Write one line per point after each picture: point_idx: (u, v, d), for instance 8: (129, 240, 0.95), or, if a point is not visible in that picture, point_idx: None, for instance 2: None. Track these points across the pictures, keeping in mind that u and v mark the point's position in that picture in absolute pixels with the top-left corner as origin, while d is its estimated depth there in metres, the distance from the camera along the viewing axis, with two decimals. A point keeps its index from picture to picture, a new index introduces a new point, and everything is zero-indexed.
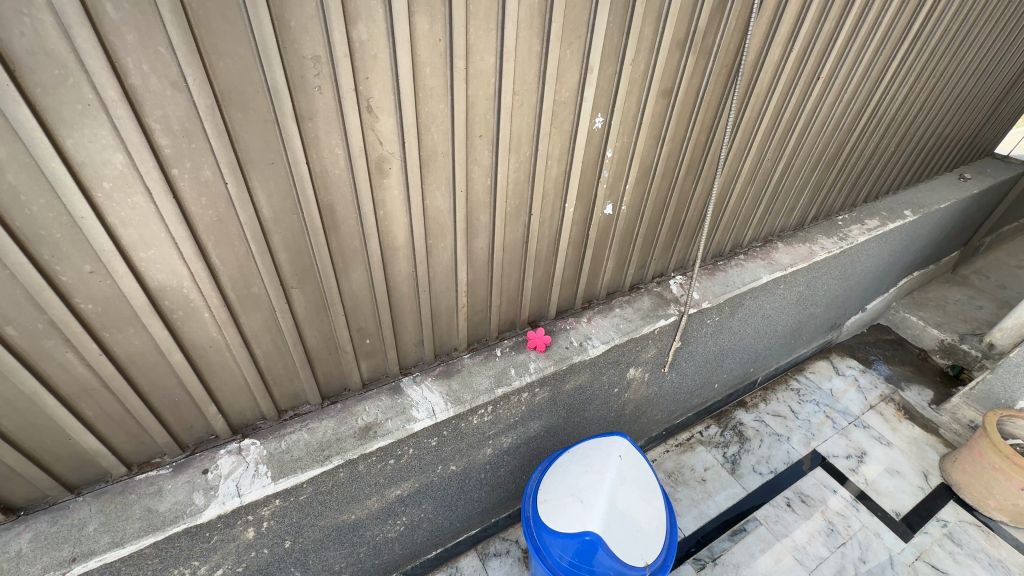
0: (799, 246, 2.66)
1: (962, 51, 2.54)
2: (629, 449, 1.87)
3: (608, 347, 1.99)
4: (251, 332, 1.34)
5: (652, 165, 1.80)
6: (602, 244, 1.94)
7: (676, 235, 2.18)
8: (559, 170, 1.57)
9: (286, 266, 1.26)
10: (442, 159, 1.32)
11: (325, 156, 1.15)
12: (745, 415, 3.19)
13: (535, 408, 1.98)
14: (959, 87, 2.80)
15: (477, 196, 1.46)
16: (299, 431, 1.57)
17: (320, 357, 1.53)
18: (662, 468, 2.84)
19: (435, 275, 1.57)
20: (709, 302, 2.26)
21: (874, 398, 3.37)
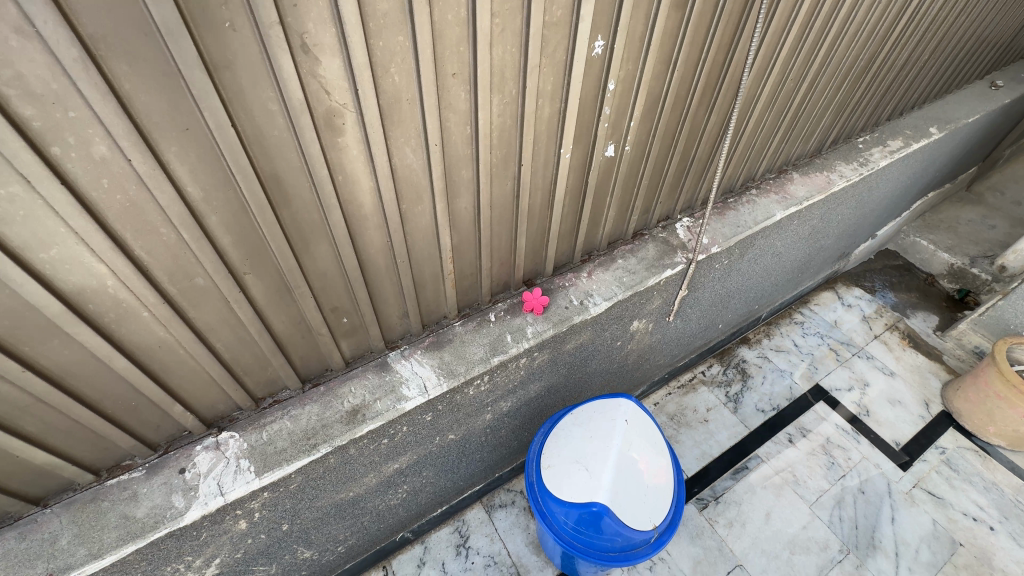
0: (816, 176, 2.42)
1: None
2: (636, 410, 1.77)
3: (611, 303, 1.84)
4: (205, 326, 1.16)
5: (660, 95, 1.53)
6: (603, 191, 1.71)
7: (684, 174, 1.94)
8: (552, 109, 1.31)
9: (232, 251, 1.06)
10: (409, 108, 1.07)
11: (257, 115, 0.91)
12: (748, 352, 3.12)
13: (535, 371, 1.87)
14: None
15: (455, 148, 1.22)
16: (280, 419, 1.45)
17: (293, 341, 1.37)
18: (664, 411, 2.81)
19: (415, 243, 1.37)
20: (720, 247, 2.08)
21: (879, 327, 3.30)
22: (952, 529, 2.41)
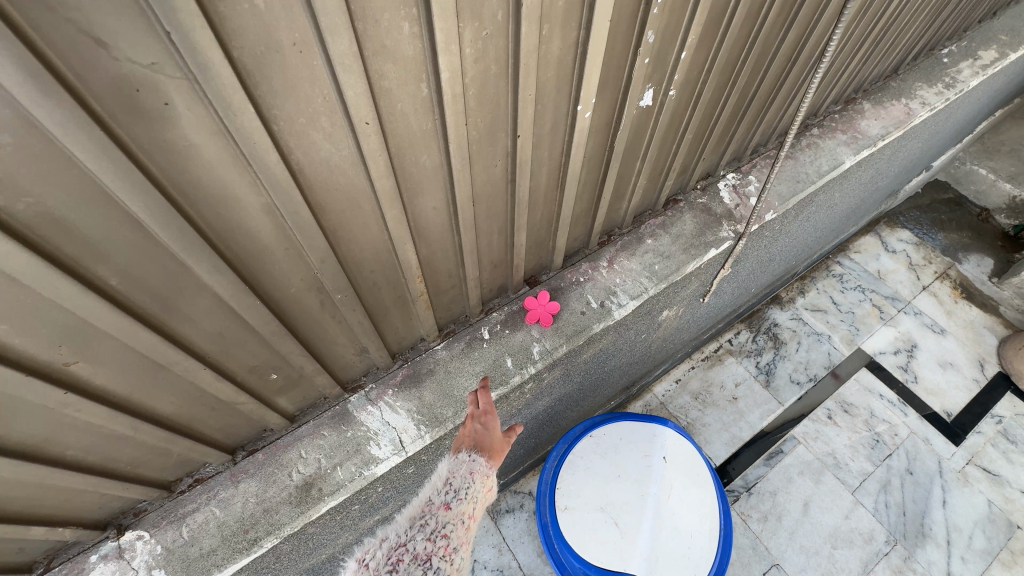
0: (892, 105, 1.88)
1: None
2: (676, 439, 1.42)
3: (640, 303, 1.40)
4: (30, 439, 0.74)
5: (727, 5, 0.98)
6: (632, 156, 1.21)
7: (738, 117, 1.42)
8: (565, 43, 0.79)
9: (23, 340, 0.61)
10: (303, 62, 0.57)
11: None
12: (781, 314, 2.74)
13: (543, 389, 1.47)
14: None
15: (406, 125, 0.72)
16: (205, 507, 1.07)
17: (200, 418, 0.95)
18: (687, 390, 2.48)
19: (362, 267, 0.90)
20: (775, 213, 1.59)
21: (928, 276, 2.89)
22: (1009, 510, 2.17)
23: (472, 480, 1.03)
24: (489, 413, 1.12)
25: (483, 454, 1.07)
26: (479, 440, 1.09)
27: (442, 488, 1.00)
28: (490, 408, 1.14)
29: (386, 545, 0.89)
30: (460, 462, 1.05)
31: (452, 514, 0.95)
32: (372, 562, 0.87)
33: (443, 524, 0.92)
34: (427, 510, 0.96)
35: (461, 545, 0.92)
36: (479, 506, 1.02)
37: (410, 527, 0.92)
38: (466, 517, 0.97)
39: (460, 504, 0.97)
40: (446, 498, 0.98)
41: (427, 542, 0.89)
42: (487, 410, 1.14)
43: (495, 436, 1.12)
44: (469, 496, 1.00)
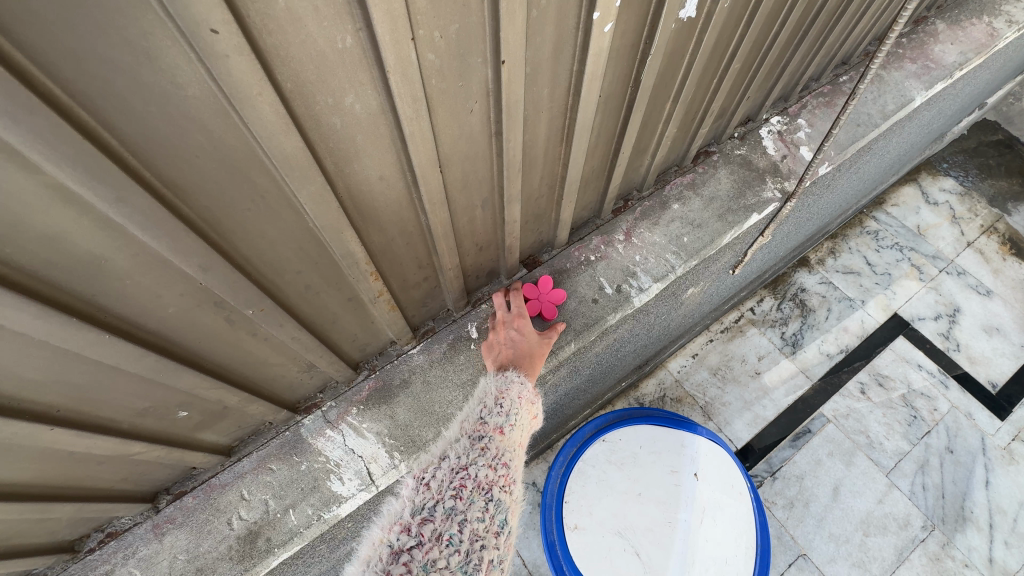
0: (973, 25, 1.52)
1: None
2: (710, 447, 1.18)
3: (665, 285, 1.12)
4: None
5: None
6: (662, 94, 0.90)
7: (795, 40, 1.09)
8: None
9: None
10: None
11: None
12: (808, 278, 2.46)
13: (546, 390, 1.22)
14: None
15: (305, 42, 0.42)
16: (123, 568, 0.84)
17: (87, 478, 0.70)
18: (705, 365, 2.24)
19: (282, 268, 0.62)
20: (830, 166, 1.29)
21: (974, 231, 2.59)
22: None
23: (524, 403, 0.80)
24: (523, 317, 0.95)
25: (525, 356, 0.89)
26: (518, 347, 0.91)
27: (493, 403, 0.77)
28: (525, 312, 0.96)
29: (442, 465, 0.67)
30: (509, 374, 0.82)
31: (511, 439, 0.74)
32: (428, 486, 0.64)
33: (504, 450, 0.71)
34: (483, 427, 0.73)
35: (519, 475, 0.73)
36: (529, 430, 0.81)
37: (469, 445, 0.70)
38: (522, 444, 0.76)
39: (517, 429, 0.76)
40: (503, 416, 0.75)
41: (489, 470, 0.68)
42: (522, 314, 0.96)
43: (535, 339, 0.94)
44: (523, 422, 0.77)
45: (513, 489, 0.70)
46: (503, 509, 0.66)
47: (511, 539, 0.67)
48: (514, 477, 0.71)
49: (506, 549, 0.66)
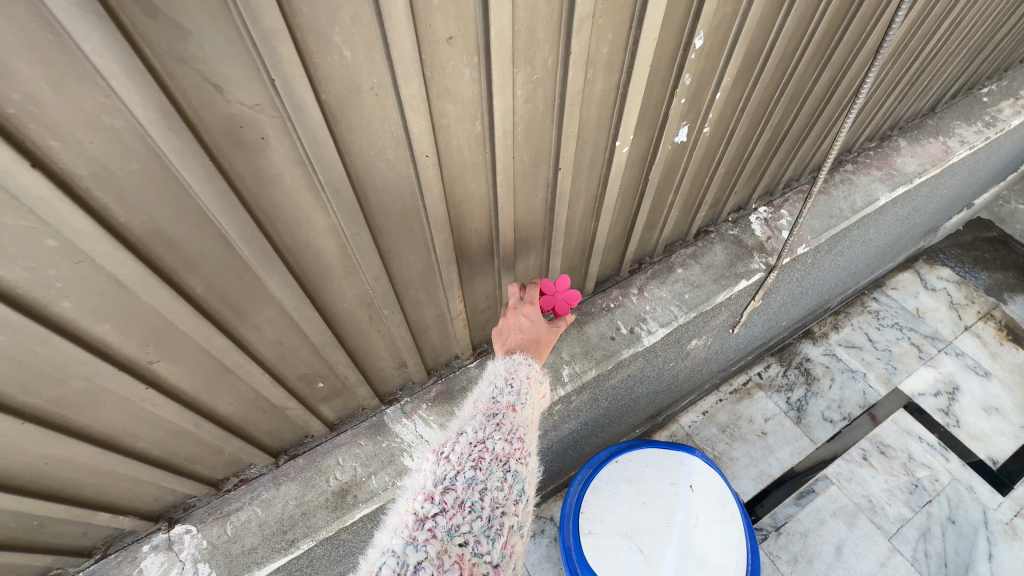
0: (929, 143, 1.88)
1: None
2: (704, 470, 1.41)
3: (669, 330, 1.42)
4: (111, 429, 0.81)
5: (762, 48, 1.03)
6: (665, 188, 1.26)
7: (771, 153, 1.46)
8: (607, 86, 0.85)
9: (119, 341, 0.69)
10: (378, 103, 0.64)
11: (90, 141, 0.49)
12: (813, 349, 2.69)
13: (569, 411, 1.50)
14: None
15: (460, 157, 0.79)
16: (249, 506, 1.13)
17: (252, 421, 1.02)
18: (715, 422, 2.45)
19: (409, 285, 0.97)
20: (807, 246, 1.61)
21: (970, 317, 2.80)
22: None
23: (531, 383, 0.97)
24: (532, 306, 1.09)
25: (532, 343, 1.04)
26: (529, 334, 1.06)
27: (503, 385, 0.94)
28: (535, 302, 1.11)
29: (462, 443, 0.83)
30: (516, 357, 0.99)
31: (520, 417, 0.90)
32: (450, 460, 0.81)
33: (515, 427, 0.87)
34: (495, 411, 0.89)
35: (530, 447, 0.89)
36: (537, 409, 0.97)
37: (484, 427, 0.85)
38: (530, 421, 0.92)
39: (525, 407, 0.92)
40: (511, 399, 0.92)
41: (504, 445, 0.84)
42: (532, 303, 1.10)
43: (543, 326, 1.08)
44: (530, 400, 0.94)
45: (526, 460, 0.86)
46: (517, 478, 0.82)
47: (527, 503, 0.83)
48: (527, 450, 0.87)
49: (523, 511, 0.82)
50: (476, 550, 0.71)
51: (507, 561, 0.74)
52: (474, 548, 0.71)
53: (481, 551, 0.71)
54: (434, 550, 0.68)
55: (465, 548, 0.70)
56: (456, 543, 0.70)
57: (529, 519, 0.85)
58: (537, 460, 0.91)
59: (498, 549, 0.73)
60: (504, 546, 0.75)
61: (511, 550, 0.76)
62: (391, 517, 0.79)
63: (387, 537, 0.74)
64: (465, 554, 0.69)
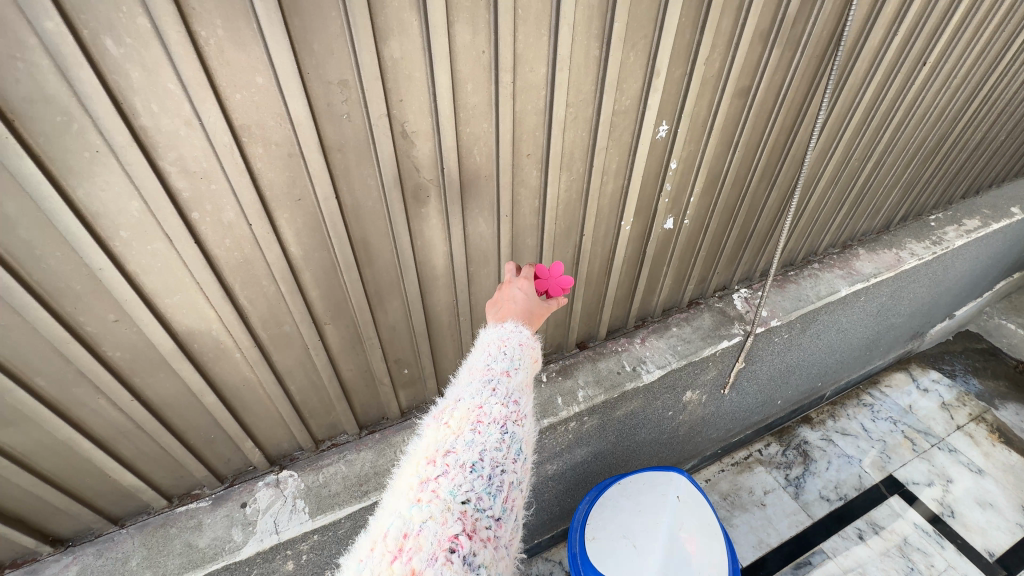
0: (884, 253, 2.36)
1: None
2: (687, 487, 1.75)
3: (665, 372, 1.81)
4: (284, 369, 1.27)
5: (721, 172, 1.58)
6: (660, 261, 1.75)
7: (743, 246, 1.95)
8: (616, 186, 1.39)
9: (319, 303, 1.17)
10: (486, 183, 1.18)
11: (356, 188, 1.03)
12: (811, 433, 2.93)
13: (582, 435, 1.84)
14: None
15: (523, 219, 1.31)
16: (337, 463, 1.51)
17: (357, 390, 1.45)
18: (717, 489, 2.65)
19: (478, 302, 1.45)
20: (779, 320, 2.02)
21: (962, 417, 3.02)
22: None
23: (524, 348, 0.99)
24: (527, 281, 1.15)
25: (525, 313, 1.08)
26: (523, 306, 1.09)
27: (497, 353, 0.96)
28: (530, 279, 1.16)
29: (461, 408, 0.85)
30: (507, 327, 1.02)
31: (516, 381, 0.92)
32: (449, 424, 0.83)
33: (511, 391, 0.90)
34: (491, 376, 0.91)
35: (527, 409, 0.92)
36: (531, 373, 0.99)
37: (481, 393, 0.87)
38: (526, 384, 0.94)
39: (520, 370, 0.94)
40: (506, 365, 0.94)
41: (501, 408, 0.86)
42: (527, 281, 1.16)
43: (536, 301, 1.13)
44: (525, 364, 0.97)
45: (524, 421, 0.89)
46: (516, 438, 0.84)
47: (526, 461, 0.86)
48: (524, 411, 0.89)
49: (523, 469, 0.85)
50: (479, 506, 0.75)
51: (509, 515, 0.78)
52: (475, 504, 0.74)
53: (482, 507, 0.75)
54: (438, 509, 0.72)
55: (467, 504, 0.74)
56: (458, 501, 0.74)
57: (528, 475, 0.88)
58: (534, 419, 0.93)
59: (499, 504, 0.77)
60: (505, 501, 0.78)
61: (512, 505, 0.80)
62: (397, 479, 0.83)
63: (394, 499, 0.78)
64: (468, 510, 0.73)
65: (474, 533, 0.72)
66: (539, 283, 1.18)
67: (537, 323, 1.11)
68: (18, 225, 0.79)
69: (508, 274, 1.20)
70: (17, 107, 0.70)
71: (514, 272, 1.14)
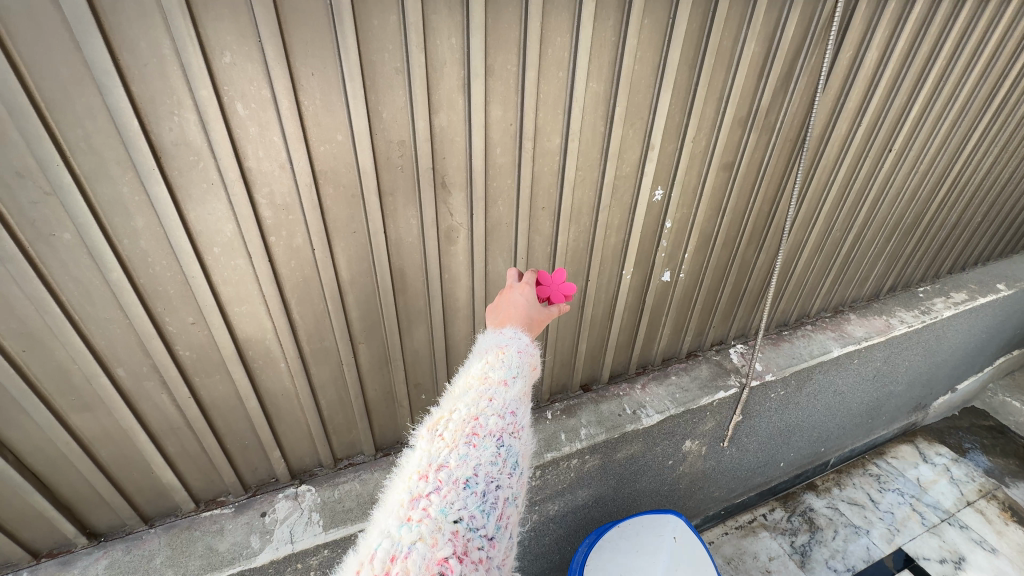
0: (874, 319, 2.52)
1: None
2: (678, 526, 1.89)
3: (663, 417, 1.92)
4: (319, 382, 1.43)
5: (712, 234, 1.79)
6: (659, 312, 1.93)
7: (737, 303, 2.12)
8: (618, 239, 1.60)
9: (357, 323, 1.36)
10: (506, 229, 1.40)
11: (400, 225, 1.25)
12: (816, 500, 2.91)
13: (585, 475, 1.91)
14: None
15: (536, 262, 1.52)
16: (352, 480, 1.62)
17: (378, 410, 1.59)
18: (721, 552, 2.61)
19: None
20: (773, 374, 2.14)
21: (972, 493, 2.98)
22: None
23: (523, 356, 1.02)
24: (528, 287, 1.17)
25: (524, 320, 1.11)
26: (525, 313, 1.11)
27: (495, 362, 0.99)
28: (531, 285, 1.19)
29: (456, 421, 0.88)
30: (508, 334, 1.05)
31: (512, 392, 0.95)
32: (444, 438, 0.86)
33: (508, 402, 0.93)
34: (488, 387, 0.94)
35: (523, 420, 0.95)
36: (529, 382, 1.02)
37: (478, 404, 0.90)
38: (523, 395, 0.97)
39: (518, 379, 0.97)
40: (504, 374, 0.96)
41: (497, 420, 0.89)
42: (528, 287, 1.18)
43: (536, 308, 1.15)
44: (523, 372, 1.00)
45: (520, 434, 0.91)
46: (510, 452, 0.87)
47: (520, 474, 0.89)
48: (520, 424, 0.92)
49: (517, 483, 0.87)
50: (471, 525, 0.77)
51: (502, 533, 0.80)
52: (467, 523, 0.76)
53: (474, 525, 0.77)
54: (428, 528, 0.74)
55: (459, 523, 0.76)
56: (450, 520, 0.76)
57: (523, 488, 0.91)
58: (530, 431, 0.96)
59: (492, 522, 0.79)
60: (498, 518, 0.81)
61: (505, 522, 0.82)
62: (389, 493, 0.85)
63: (385, 515, 0.80)
64: (459, 530, 0.75)
65: (465, 553, 0.74)
66: (540, 290, 1.20)
67: (536, 329, 1.14)
68: (142, 237, 1.01)
69: (510, 279, 1.22)
70: (166, 149, 0.94)
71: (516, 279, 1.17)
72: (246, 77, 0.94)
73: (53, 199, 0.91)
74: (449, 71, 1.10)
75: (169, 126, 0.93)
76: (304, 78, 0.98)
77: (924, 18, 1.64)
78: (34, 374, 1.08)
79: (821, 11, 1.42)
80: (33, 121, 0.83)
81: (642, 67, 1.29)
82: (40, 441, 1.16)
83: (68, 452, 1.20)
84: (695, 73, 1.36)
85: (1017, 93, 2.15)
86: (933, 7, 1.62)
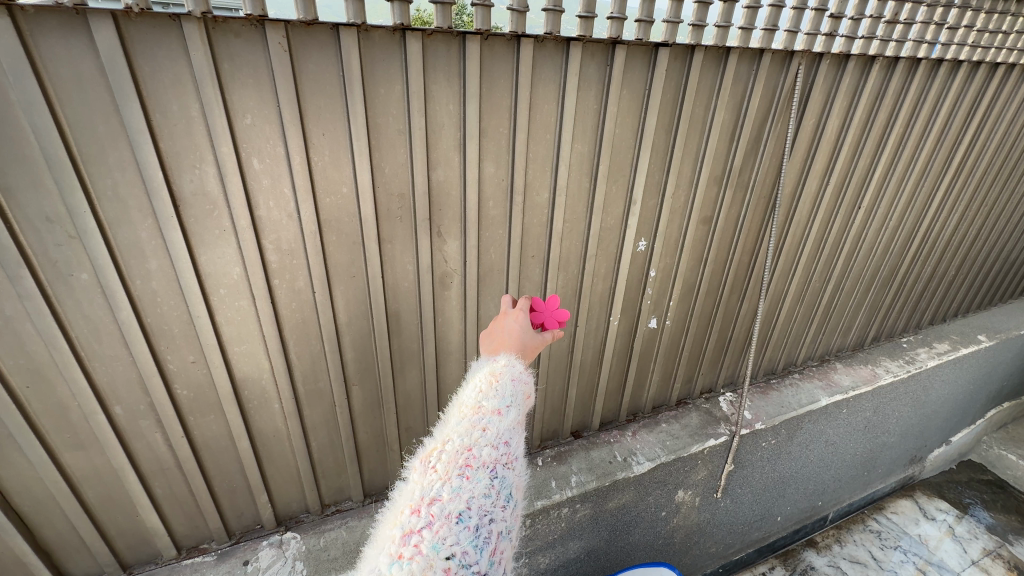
0: (860, 368, 2.58)
1: (1004, 190, 2.63)
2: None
3: (654, 464, 1.91)
4: (311, 424, 1.44)
5: (696, 283, 1.88)
6: (647, 358, 1.98)
7: (723, 350, 2.18)
8: (604, 287, 1.68)
9: (352, 364, 1.40)
10: (498, 275, 1.48)
11: (397, 272, 1.32)
12: (817, 558, 2.82)
13: (575, 526, 1.86)
14: (1009, 222, 2.86)
15: None
16: (338, 527, 1.59)
17: (369, 453, 1.60)
18: None
19: None
20: (763, 423, 2.16)
21: (977, 552, 2.88)
22: None
23: (517, 383, 1.01)
24: (522, 314, 1.14)
25: (517, 348, 1.10)
26: (523, 343, 1.11)
27: (491, 390, 0.97)
28: (524, 312, 1.17)
29: (449, 452, 0.87)
30: (504, 361, 1.04)
31: (506, 422, 0.94)
32: (437, 470, 0.85)
33: (501, 432, 0.92)
34: (481, 416, 0.93)
35: (517, 450, 0.94)
36: (522, 410, 1.01)
37: (471, 435, 0.90)
38: (517, 424, 0.96)
39: (512, 407, 0.97)
40: (497, 404, 0.95)
41: (491, 451, 0.89)
42: (522, 313, 1.16)
43: (530, 334, 1.13)
44: (518, 400, 0.99)
45: (513, 465, 0.91)
46: (504, 484, 0.87)
47: (514, 507, 0.88)
48: (514, 455, 0.92)
49: (511, 516, 0.87)
50: (464, 561, 0.76)
51: (495, 569, 0.80)
52: (460, 559, 0.76)
53: (468, 562, 0.76)
54: (419, 566, 0.73)
55: (451, 559, 0.75)
56: (443, 556, 0.75)
57: (518, 521, 0.90)
58: (525, 461, 0.96)
59: (485, 558, 0.78)
60: (492, 553, 0.80)
61: (499, 557, 0.82)
62: (379, 528, 0.84)
63: (375, 553, 0.79)
64: (452, 567, 0.74)
65: None
66: (534, 316, 1.18)
67: (530, 356, 1.13)
68: (153, 277, 1.08)
69: (504, 305, 1.21)
70: (185, 198, 1.03)
71: (509, 305, 1.16)
72: (264, 136, 1.04)
73: (76, 242, 0.98)
74: (447, 132, 1.22)
75: (190, 178, 1.02)
76: (315, 136, 1.08)
77: (878, 91, 1.81)
78: (33, 410, 1.10)
79: (782, 86, 1.58)
80: (69, 173, 0.92)
81: (623, 131, 1.42)
82: (29, 480, 1.17)
83: (55, 493, 1.20)
84: (672, 136, 1.50)
85: (975, 156, 2.33)
86: (884, 82, 1.81)
